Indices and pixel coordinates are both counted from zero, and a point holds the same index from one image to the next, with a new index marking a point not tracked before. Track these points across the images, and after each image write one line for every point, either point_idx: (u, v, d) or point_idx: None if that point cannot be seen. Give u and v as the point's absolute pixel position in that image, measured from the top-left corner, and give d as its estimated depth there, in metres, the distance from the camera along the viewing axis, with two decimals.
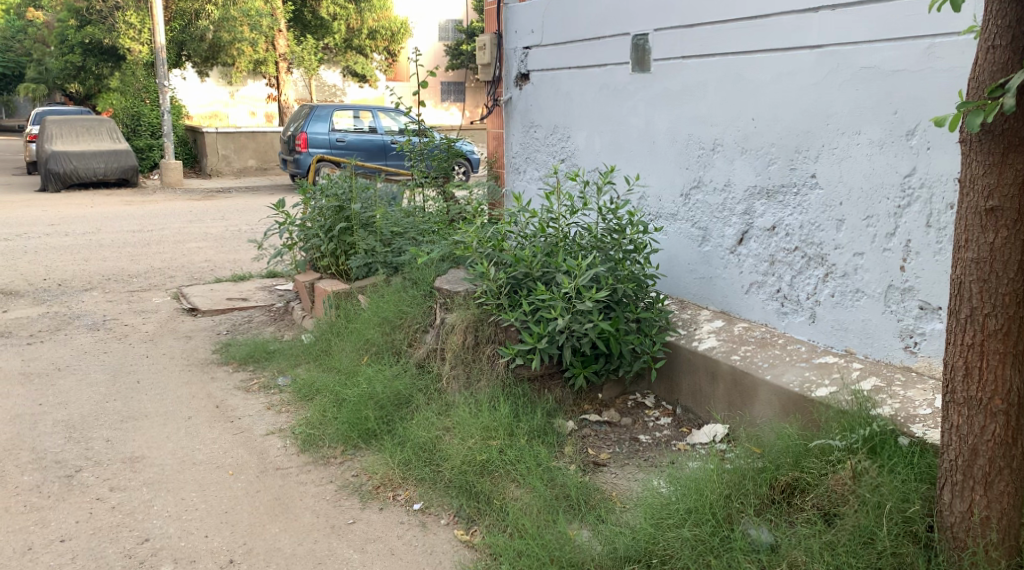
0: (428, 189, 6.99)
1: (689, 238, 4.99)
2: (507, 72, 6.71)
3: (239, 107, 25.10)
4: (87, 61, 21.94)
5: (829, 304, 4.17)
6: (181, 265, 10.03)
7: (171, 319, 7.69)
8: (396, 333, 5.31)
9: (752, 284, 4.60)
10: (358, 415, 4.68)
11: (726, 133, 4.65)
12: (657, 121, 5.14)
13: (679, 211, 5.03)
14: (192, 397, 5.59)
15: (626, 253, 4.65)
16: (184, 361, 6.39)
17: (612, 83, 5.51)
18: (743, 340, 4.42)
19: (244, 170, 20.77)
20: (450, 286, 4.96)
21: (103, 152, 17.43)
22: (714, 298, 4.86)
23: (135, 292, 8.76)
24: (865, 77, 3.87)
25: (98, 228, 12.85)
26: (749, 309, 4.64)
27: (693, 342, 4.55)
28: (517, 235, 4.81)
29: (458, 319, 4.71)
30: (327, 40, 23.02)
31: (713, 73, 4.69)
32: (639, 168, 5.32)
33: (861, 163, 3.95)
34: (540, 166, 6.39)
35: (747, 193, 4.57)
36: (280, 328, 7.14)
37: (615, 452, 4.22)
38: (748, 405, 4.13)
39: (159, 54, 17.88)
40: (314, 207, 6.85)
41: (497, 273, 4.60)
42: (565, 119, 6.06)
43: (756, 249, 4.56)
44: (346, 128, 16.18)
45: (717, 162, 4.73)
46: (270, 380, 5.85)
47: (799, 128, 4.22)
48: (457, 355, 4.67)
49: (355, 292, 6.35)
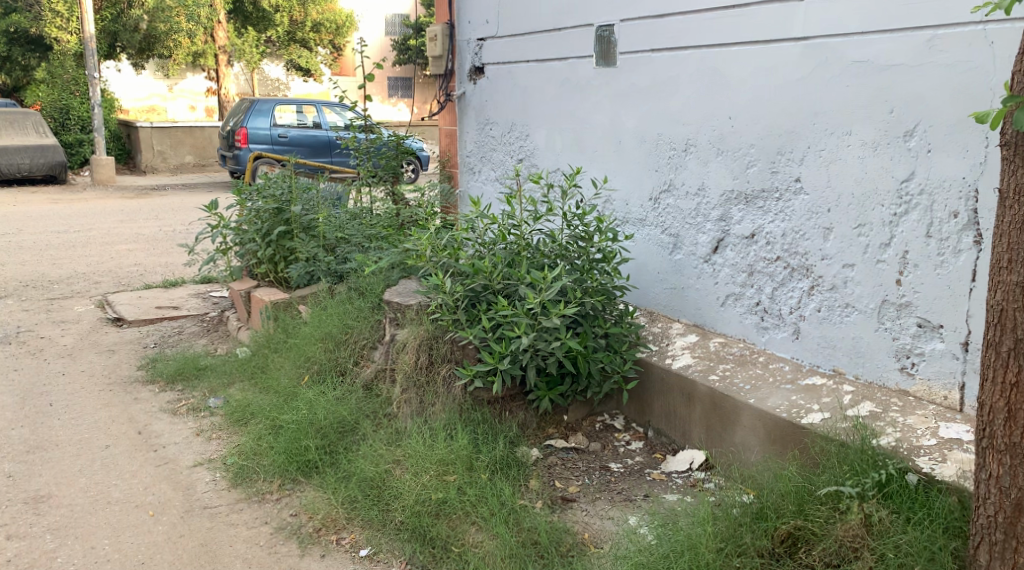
0: (377, 189, 6.55)
1: (660, 246, 4.62)
2: (459, 64, 6.28)
3: (177, 100, 24.21)
4: (13, 52, 20.82)
5: (815, 320, 3.81)
6: (109, 270, 9.39)
7: (94, 331, 7.11)
8: (340, 350, 4.84)
9: (728, 295, 4.24)
10: (297, 444, 4.21)
11: (700, 133, 4.29)
12: (624, 119, 4.77)
13: (649, 216, 4.67)
14: (112, 422, 5.07)
15: (592, 264, 4.24)
16: (105, 381, 5.86)
17: (575, 78, 5.11)
18: (721, 358, 4.06)
19: (181, 166, 19.95)
20: (401, 299, 4.50)
21: (28, 148, 16.54)
22: (686, 310, 4.49)
23: (56, 300, 8.13)
24: (857, 72, 3.52)
25: (19, 229, 12.10)
26: (725, 324, 4.27)
27: (667, 360, 4.17)
28: (475, 243, 4.38)
29: (411, 335, 4.25)
30: (269, 33, 22.24)
31: (686, 67, 4.32)
32: (605, 170, 4.94)
33: (851, 166, 3.59)
34: (496, 166, 5.97)
35: (723, 198, 4.21)
36: (214, 340, 6.61)
37: (585, 485, 3.81)
38: (730, 430, 3.76)
39: (88, 45, 17.00)
40: (249, 208, 6.29)
41: (452, 285, 4.16)
42: (523, 116, 5.65)
43: (733, 259, 4.19)
44: (287, 124, 15.55)
45: (690, 164, 4.37)
46: (200, 402, 5.35)
47: (781, 128, 3.86)
48: (409, 376, 4.20)
49: (295, 303, 5.85)
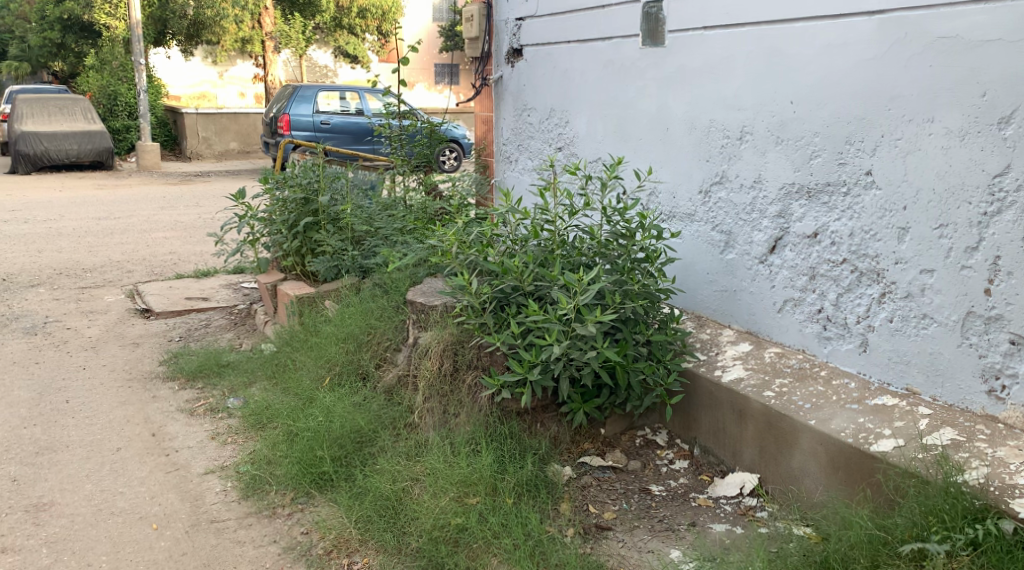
0: (409, 178, 6.29)
1: (711, 244, 4.22)
2: (497, 47, 5.95)
3: (228, 88, 24.32)
4: (66, 39, 20.93)
5: (885, 331, 3.38)
6: (143, 258, 9.23)
7: (120, 322, 6.91)
8: (362, 352, 4.52)
9: (787, 301, 3.83)
10: (311, 455, 3.89)
11: (758, 120, 3.87)
12: (672, 105, 4.37)
13: (698, 211, 4.27)
14: (126, 422, 4.82)
15: (634, 263, 3.85)
16: (125, 376, 5.63)
17: (619, 60, 4.72)
18: (777, 371, 3.66)
19: (226, 153, 19.91)
20: (425, 299, 4.16)
21: (75, 134, 16.56)
22: (738, 316, 4.09)
23: (87, 289, 7.97)
24: (941, 50, 3.07)
25: (61, 216, 12.04)
26: (783, 332, 3.86)
27: (716, 372, 3.78)
28: (506, 239, 4.03)
29: (435, 339, 3.93)
30: (316, 19, 22.03)
31: (743, 46, 3.90)
32: (651, 160, 4.54)
33: (933, 158, 3.15)
34: (534, 155, 5.59)
35: (783, 192, 3.79)
36: (239, 335, 6.36)
37: (622, 510, 3.44)
38: (787, 453, 3.37)
39: (133, 31, 16.94)
40: (276, 197, 5.96)
41: (480, 285, 3.81)
42: (563, 102, 5.27)
43: (793, 260, 3.78)
44: (331, 111, 15.29)
45: (745, 153, 3.97)
46: (219, 401, 5.07)
47: (850, 113, 3.43)
48: (432, 384, 3.89)
49: (320, 299, 5.54)
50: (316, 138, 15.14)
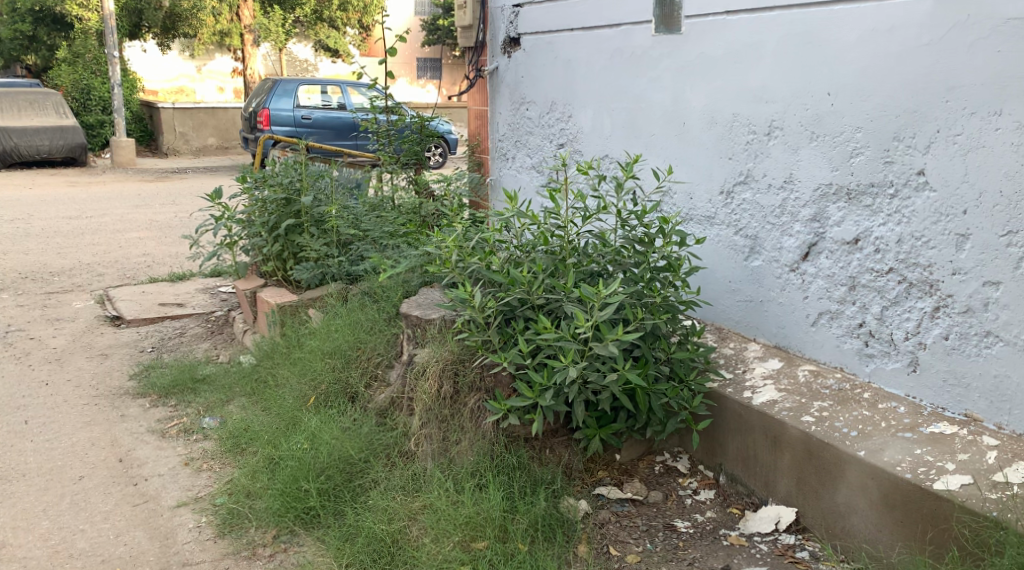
0: (398, 176, 5.92)
1: (733, 250, 3.85)
2: (492, 36, 5.56)
3: (207, 82, 23.75)
4: (39, 31, 20.29)
5: (940, 350, 3.03)
6: (115, 260, 8.78)
7: (89, 331, 6.46)
8: (350, 369, 4.12)
9: (821, 313, 3.47)
10: (294, 488, 3.49)
11: (790, 114, 3.51)
12: (689, 97, 4.00)
13: (719, 214, 3.90)
14: (90, 446, 4.40)
15: (653, 273, 3.46)
16: (91, 392, 5.19)
17: (628, 48, 4.34)
18: (814, 394, 3.30)
19: (204, 149, 19.38)
20: (421, 312, 3.77)
21: (47, 129, 15.99)
22: (765, 328, 3.73)
23: (54, 294, 7.51)
24: (1011, 33, 2.74)
25: (29, 215, 11.53)
26: (818, 349, 3.50)
27: (745, 394, 3.40)
28: (510, 246, 3.64)
29: (432, 357, 3.54)
30: (295, 13, 21.48)
31: (772, 32, 3.54)
32: (665, 157, 4.17)
33: (1000, 156, 2.81)
34: (533, 152, 5.21)
35: (817, 193, 3.43)
36: (216, 345, 5.94)
37: (647, 553, 3.09)
38: (830, 488, 3.01)
39: (107, 23, 16.39)
40: (255, 198, 5.52)
41: (483, 298, 3.43)
42: (565, 94, 4.89)
43: (829, 268, 3.42)
44: (313, 105, 14.82)
45: (773, 151, 3.61)
46: (193, 421, 4.65)
47: (899, 106, 3.08)
48: (429, 408, 3.49)
49: (303, 308, 5.14)
50: (297, 134, 14.68)
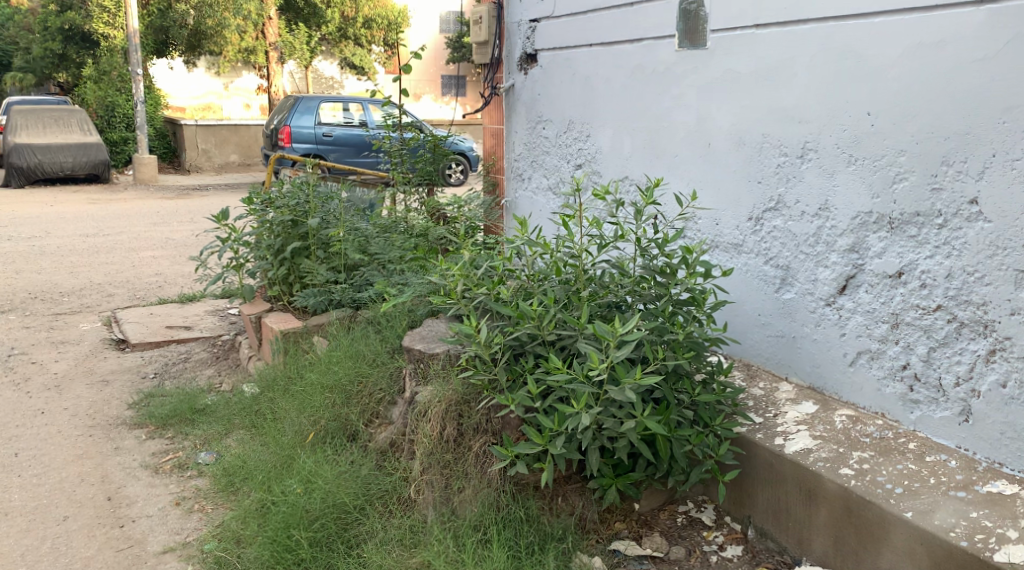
0: (411, 197, 5.73)
1: (763, 281, 3.57)
2: (508, 52, 5.33)
3: (233, 99, 23.76)
4: (67, 50, 20.34)
5: (996, 399, 2.75)
6: (127, 280, 8.61)
7: (92, 355, 6.26)
8: (351, 405, 3.86)
9: (860, 353, 3.18)
10: (285, 536, 3.23)
11: (825, 135, 3.23)
12: (715, 116, 3.73)
13: (748, 242, 3.62)
14: (79, 483, 4.17)
15: (675, 306, 3.18)
16: (87, 421, 4.98)
17: (649, 64, 4.08)
18: (853, 443, 3.00)
19: (226, 165, 19.33)
20: (424, 345, 3.50)
21: (70, 146, 15.96)
22: (798, 367, 3.44)
23: (61, 316, 7.34)
24: None
25: (47, 232, 11.43)
26: (857, 392, 3.20)
27: (776, 441, 3.10)
28: (520, 275, 3.37)
29: (435, 396, 3.26)
30: (320, 31, 21.41)
31: (806, 46, 3.28)
32: (688, 180, 3.90)
33: None
34: (550, 173, 4.96)
35: (856, 221, 3.15)
36: (221, 372, 5.71)
37: None
38: (872, 551, 2.71)
39: (131, 41, 16.37)
40: (261, 220, 5.27)
41: (490, 333, 3.16)
42: (583, 112, 4.63)
43: (869, 304, 3.13)
44: (334, 123, 14.69)
45: (806, 175, 3.33)
46: (189, 456, 4.42)
47: (949, 127, 2.82)
48: (431, 452, 3.23)
49: (308, 335, 4.90)
50: (318, 151, 14.54)
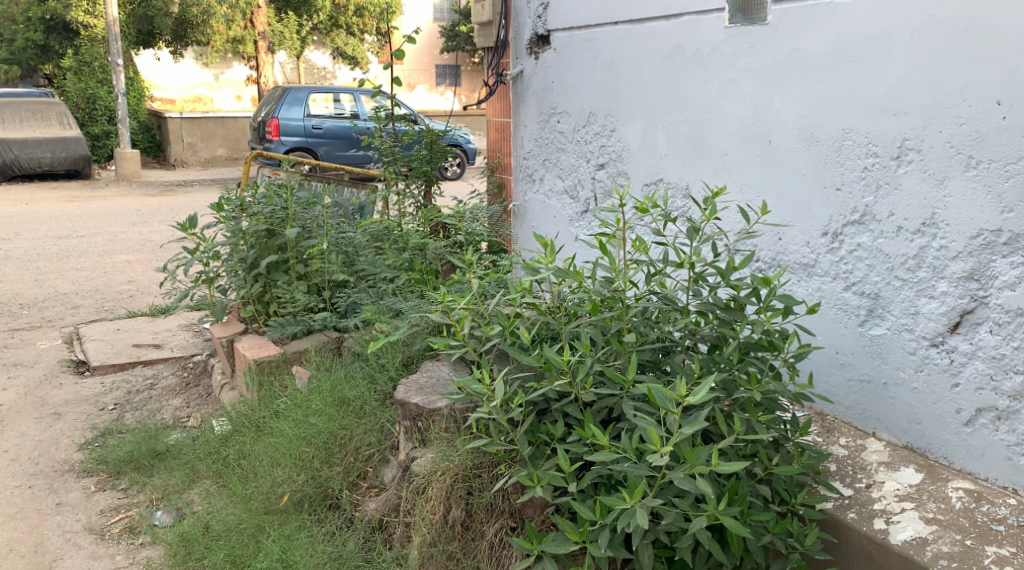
0: (406, 201, 5.05)
1: (843, 312, 2.87)
2: (516, 34, 4.61)
3: (223, 91, 22.94)
4: (50, 41, 19.44)
5: None
6: (96, 289, 7.87)
7: (47, 381, 5.54)
8: (332, 465, 3.19)
9: (982, 410, 2.50)
10: None
11: (933, 131, 2.54)
12: (779, 108, 3.02)
13: (822, 262, 2.92)
14: (7, 554, 3.45)
15: (743, 353, 2.47)
16: (28, 467, 4.26)
17: (691, 44, 3.36)
18: (982, 532, 2.31)
19: (213, 160, 18.57)
20: (424, 399, 2.81)
21: (48, 141, 15.15)
22: (890, 421, 2.75)
23: (18, 332, 6.60)
24: None
25: (17, 234, 10.65)
26: (975, 459, 2.52)
27: (877, 525, 2.39)
28: (541, 311, 2.66)
29: (437, 468, 2.61)
30: (311, 22, 20.59)
31: (907, 18, 2.57)
32: (741, 185, 3.20)
33: None
34: (566, 173, 4.25)
35: (977, 242, 2.46)
36: (191, 403, 4.99)
37: None
38: None
39: (111, 30, 15.53)
40: (232, 230, 4.49)
41: (506, 389, 2.45)
42: (606, 103, 3.91)
43: (995, 348, 2.45)
44: (324, 114, 13.90)
45: (905, 181, 2.63)
46: (143, 515, 3.71)
47: None
48: (431, 541, 2.57)
49: (285, 366, 4.18)
50: (307, 145, 13.77)
